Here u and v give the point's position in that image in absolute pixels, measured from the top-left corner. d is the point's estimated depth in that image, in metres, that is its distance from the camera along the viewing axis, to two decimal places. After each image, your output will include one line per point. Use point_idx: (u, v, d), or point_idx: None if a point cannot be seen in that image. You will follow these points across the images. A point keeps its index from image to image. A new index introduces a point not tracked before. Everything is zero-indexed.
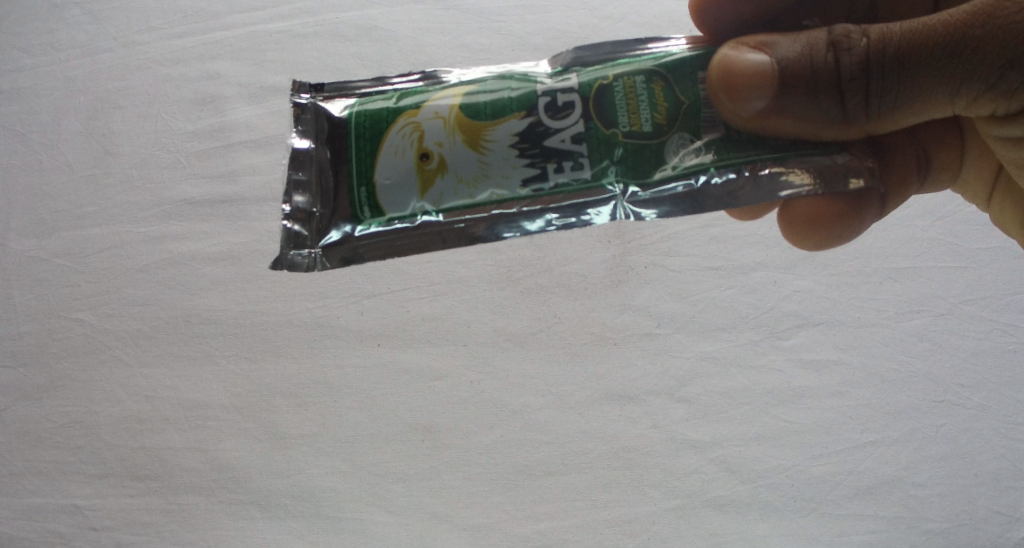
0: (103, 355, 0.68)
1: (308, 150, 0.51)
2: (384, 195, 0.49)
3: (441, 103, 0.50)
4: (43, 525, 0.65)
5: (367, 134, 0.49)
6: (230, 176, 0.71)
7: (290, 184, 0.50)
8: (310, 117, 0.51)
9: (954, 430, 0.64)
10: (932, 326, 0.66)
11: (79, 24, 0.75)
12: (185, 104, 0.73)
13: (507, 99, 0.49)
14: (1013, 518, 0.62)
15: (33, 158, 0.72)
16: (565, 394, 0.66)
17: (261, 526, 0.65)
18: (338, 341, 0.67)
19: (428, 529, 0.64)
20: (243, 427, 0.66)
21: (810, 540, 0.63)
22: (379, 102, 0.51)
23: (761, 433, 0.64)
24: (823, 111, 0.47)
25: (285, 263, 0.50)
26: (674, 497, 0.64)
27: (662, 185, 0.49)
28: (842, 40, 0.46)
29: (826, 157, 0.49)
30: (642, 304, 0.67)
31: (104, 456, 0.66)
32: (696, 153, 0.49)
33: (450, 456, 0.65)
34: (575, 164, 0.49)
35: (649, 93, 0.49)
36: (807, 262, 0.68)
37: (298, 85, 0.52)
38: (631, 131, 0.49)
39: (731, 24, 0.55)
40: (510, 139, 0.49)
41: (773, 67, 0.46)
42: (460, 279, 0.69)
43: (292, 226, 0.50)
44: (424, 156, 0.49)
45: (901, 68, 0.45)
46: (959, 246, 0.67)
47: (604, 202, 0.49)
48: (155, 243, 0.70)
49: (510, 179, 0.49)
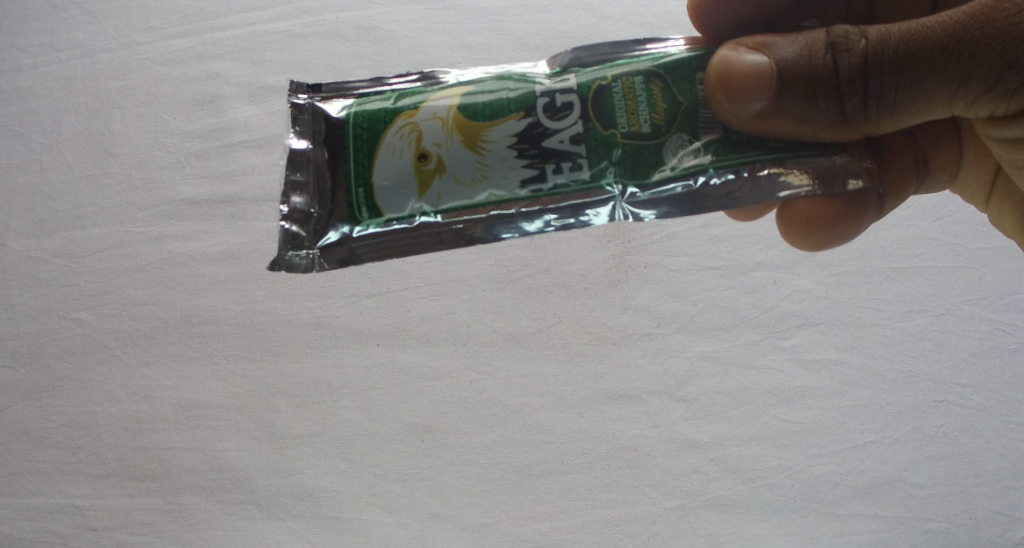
0: (103, 355, 0.68)
1: (306, 151, 0.51)
2: (383, 196, 0.49)
3: (439, 104, 0.50)
4: (43, 525, 0.65)
5: (365, 135, 0.49)
6: (230, 176, 0.71)
7: (288, 185, 0.50)
8: (308, 118, 0.51)
9: (954, 430, 0.64)
10: (932, 326, 0.66)
11: (79, 24, 0.75)
12: (185, 104, 0.73)
13: (505, 100, 0.49)
14: (1014, 518, 0.62)
15: (33, 158, 0.72)
16: (565, 394, 0.66)
17: (261, 526, 0.65)
18: (337, 341, 0.67)
19: (428, 529, 0.64)
20: (243, 427, 0.66)
21: (810, 540, 0.63)
22: (377, 103, 0.50)
23: (761, 433, 0.64)
24: (822, 112, 0.47)
25: (283, 264, 0.50)
26: (674, 497, 0.64)
27: (660, 186, 0.49)
28: (841, 41, 0.46)
29: (825, 157, 0.49)
30: (642, 304, 0.67)
31: (104, 456, 0.66)
32: (695, 154, 0.49)
33: (450, 456, 0.65)
34: (574, 164, 0.49)
35: (648, 93, 0.49)
36: (806, 262, 0.68)
37: (296, 85, 0.52)
38: (630, 132, 0.49)
39: (730, 25, 0.54)
40: (508, 139, 0.49)
41: (771, 68, 0.46)
42: (460, 279, 0.69)
43: (290, 227, 0.50)
44: (422, 156, 0.49)
45: (900, 69, 0.45)
46: (960, 246, 0.67)
47: (603, 202, 0.49)
48: (154, 243, 0.70)
49: (509, 180, 0.49)
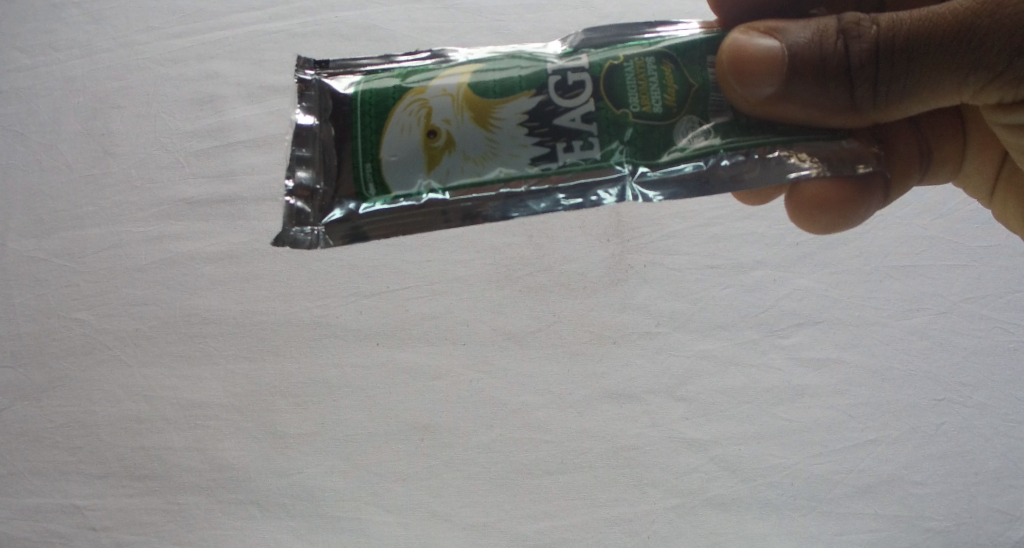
0: (103, 354, 0.68)
1: (312, 127, 0.50)
2: (390, 171, 0.49)
3: (449, 81, 0.49)
4: (43, 525, 0.65)
5: (373, 111, 0.49)
6: (230, 175, 0.71)
7: (293, 160, 0.50)
8: (315, 93, 0.51)
9: (954, 428, 0.64)
10: (933, 324, 0.65)
11: (79, 25, 0.75)
12: (185, 105, 0.73)
13: (517, 78, 0.49)
14: (1014, 517, 0.62)
15: (33, 158, 0.72)
16: (564, 393, 0.66)
17: (260, 525, 0.65)
18: (338, 340, 0.67)
19: (428, 528, 0.64)
20: (242, 427, 0.66)
21: (809, 539, 0.63)
22: (386, 79, 0.50)
23: (761, 432, 0.64)
24: (832, 98, 0.47)
25: (288, 240, 0.50)
26: (674, 496, 0.64)
27: (670, 166, 0.49)
28: (852, 27, 0.46)
29: (834, 142, 0.49)
30: (642, 303, 0.67)
31: (104, 456, 0.66)
32: (705, 135, 0.49)
33: (449, 455, 0.65)
34: (585, 143, 0.49)
35: (659, 74, 0.49)
36: (806, 261, 0.68)
37: (302, 61, 0.52)
38: (641, 112, 0.49)
39: (744, 8, 0.53)
40: (518, 117, 0.49)
41: (783, 52, 0.46)
42: (460, 279, 0.69)
43: (294, 202, 0.50)
44: (431, 133, 0.49)
45: (911, 57, 0.45)
46: (959, 245, 0.67)
47: (613, 183, 0.49)
48: (154, 242, 0.70)
49: (518, 158, 0.49)
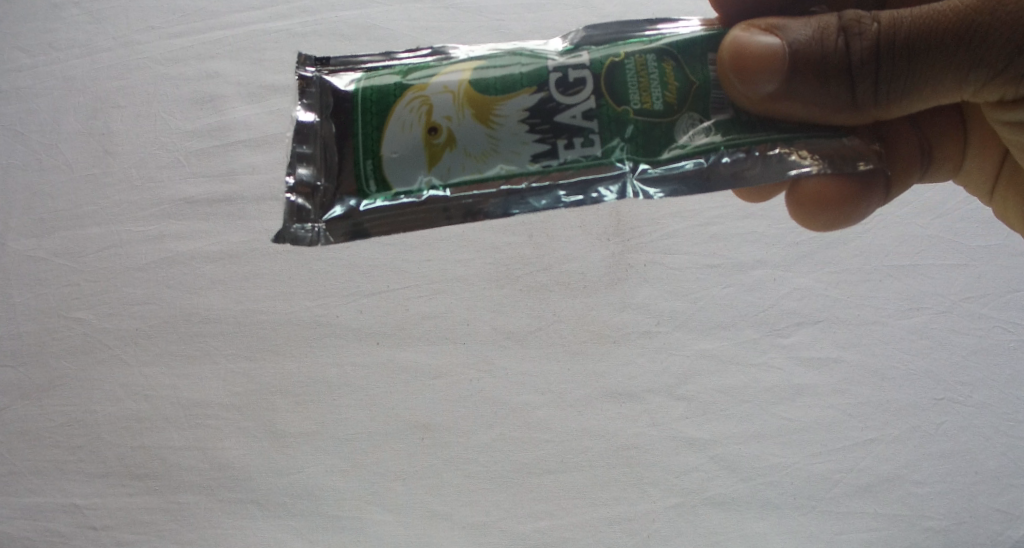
0: (103, 354, 0.68)
1: (312, 124, 0.50)
2: (391, 168, 0.49)
3: (450, 78, 0.49)
4: (43, 525, 0.65)
5: (374, 108, 0.49)
6: (229, 175, 0.71)
7: (294, 157, 0.50)
8: (316, 90, 0.51)
9: (954, 427, 0.64)
10: (933, 324, 0.65)
11: (79, 24, 0.75)
12: (185, 104, 0.73)
13: (518, 75, 0.49)
14: (1014, 516, 0.62)
15: (33, 158, 0.72)
16: (563, 393, 0.66)
17: (260, 525, 0.65)
18: (338, 339, 0.67)
19: (428, 527, 0.64)
20: (242, 427, 0.66)
21: (809, 538, 0.63)
22: (387, 77, 0.50)
23: (761, 431, 0.64)
24: (833, 95, 0.47)
25: (289, 237, 0.49)
26: (674, 495, 0.64)
27: (671, 163, 0.49)
28: (853, 25, 0.46)
29: (835, 139, 0.49)
30: (641, 302, 0.67)
31: (104, 455, 0.66)
32: (706, 133, 0.49)
33: (449, 454, 0.65)
34: (586, 140, 0.49)
35: (660, 71, 0.49)
36: (806, 260, 0.68)
37: (303, 59, 0.52)
38: (641, 109, 0.49)
39: (744, 6, 0.53)
40: (519, 114, 0.49)
41: (784, 49, 0.46)
42: (459, 278, 0.69)
43: (295, 199, 0.50)
44: (432, 130, 0.49)
45: (911, 54, 0.45)
46: (959, 244, 0.67)
47: (614, 180, 0.49)
48: (154, 242, 0.70)
49: (519, 155, 0.49)
